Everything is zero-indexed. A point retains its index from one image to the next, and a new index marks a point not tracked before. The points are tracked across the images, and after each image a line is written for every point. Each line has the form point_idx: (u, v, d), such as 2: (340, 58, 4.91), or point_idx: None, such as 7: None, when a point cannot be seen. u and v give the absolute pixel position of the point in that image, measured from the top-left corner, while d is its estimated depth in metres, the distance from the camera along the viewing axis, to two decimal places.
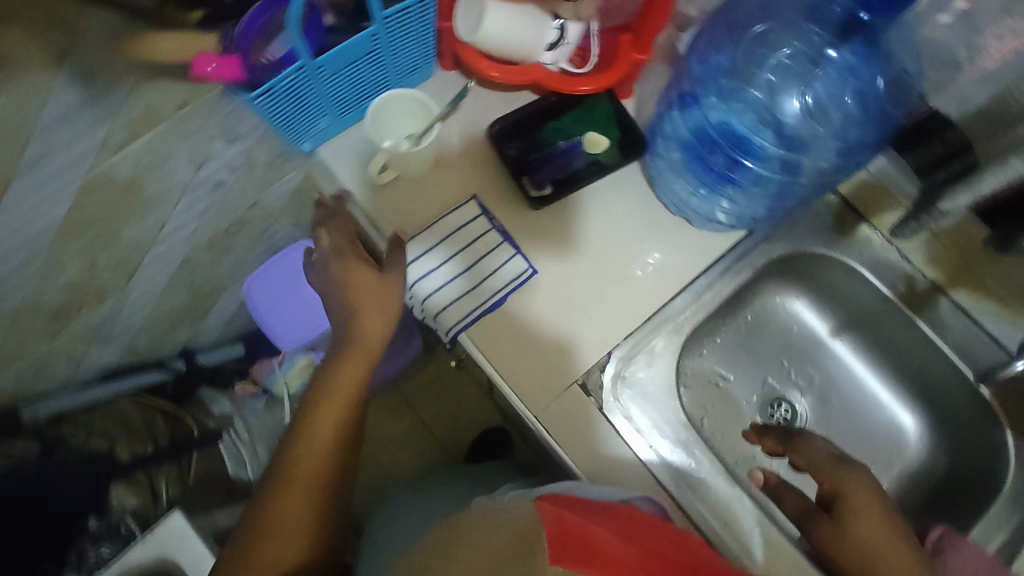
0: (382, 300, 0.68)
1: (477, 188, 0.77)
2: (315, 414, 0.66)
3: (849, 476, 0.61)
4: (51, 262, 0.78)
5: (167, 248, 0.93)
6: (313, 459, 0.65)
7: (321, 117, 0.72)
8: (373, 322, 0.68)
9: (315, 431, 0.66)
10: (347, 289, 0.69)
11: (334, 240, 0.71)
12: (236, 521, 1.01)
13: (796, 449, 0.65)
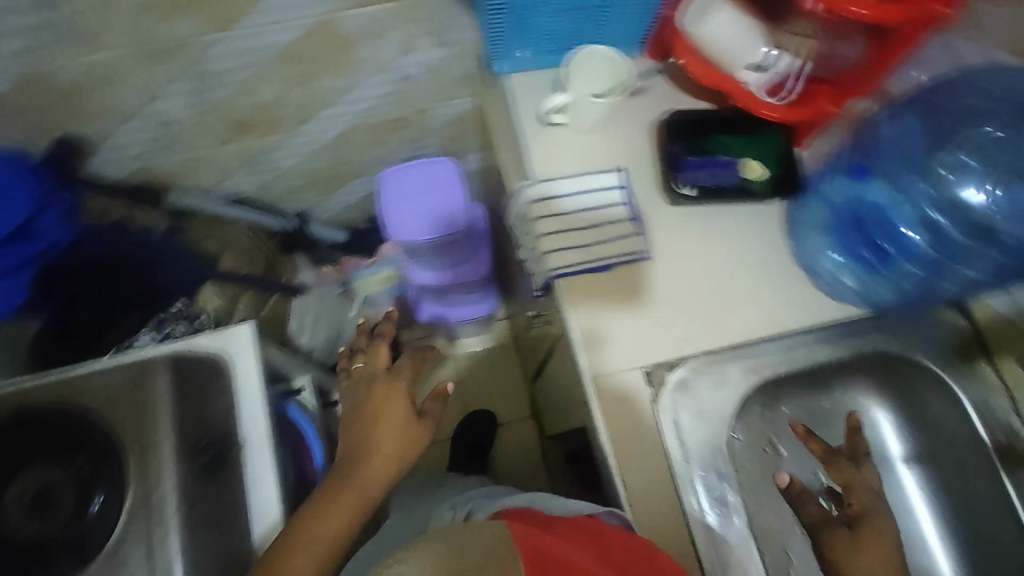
0: (409, 433, 0.81)
1: (628, 163, 0.80)
2: (326, 508, 0.74)
3: (875, 510, 0.71)
4: (257, 77, 0.90)
5: (341, 115, 1.03)
6: (324, 536, 0.72)
7: (528, 44, 0.79)
8: (400, 428, 0.81)
9: (330, 511, 0.74)
10: (375, 409, 0.82)
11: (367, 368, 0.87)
12: (281, 369, 1.08)
13: (851, 482, 0.73)
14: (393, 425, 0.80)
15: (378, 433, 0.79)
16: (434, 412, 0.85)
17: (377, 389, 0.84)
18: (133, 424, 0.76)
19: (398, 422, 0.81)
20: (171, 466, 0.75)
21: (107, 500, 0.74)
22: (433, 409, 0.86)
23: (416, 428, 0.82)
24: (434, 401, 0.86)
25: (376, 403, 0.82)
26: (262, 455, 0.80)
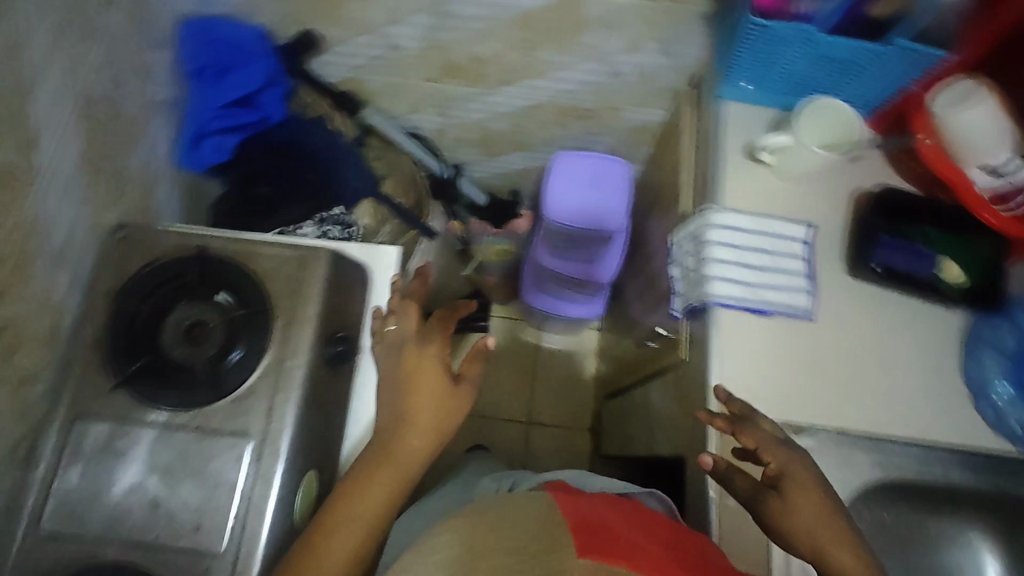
0: (448, 400, 0.81)
1: (818, 221, 0.78)
2: (370, 482, 0.75)
3: (793, 461, 0.65)
4: (488, 32, 0.95)
5: (542, 88, 1.06)
6: (370, 507, 0.74)
7: (761, 79, 0.79)
8: (441, 401, 0.81)
9: (371, 486, 0.75)
10: (410, 377, 0.82)
11: (402, 334, 0.85)
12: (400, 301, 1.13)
13: (742, 430, 0.65)
14: (440, 389, 0.81)
15: (414, 406, 0.79)
16: (472, 377, 0.85)
17: (418, 355, 0.83)
18: (292, 297, 0.82)
19: (432, 388, 0.81)
20: (311, 345, 0.80)
21: (251, 351, 0.79)
22: (468, 374, 0.85)
23: (455, 395, 0.82)
24: (472, 364, 0.87)
25: (416, 373, 0.82)
26: (372, 369, 0.88)
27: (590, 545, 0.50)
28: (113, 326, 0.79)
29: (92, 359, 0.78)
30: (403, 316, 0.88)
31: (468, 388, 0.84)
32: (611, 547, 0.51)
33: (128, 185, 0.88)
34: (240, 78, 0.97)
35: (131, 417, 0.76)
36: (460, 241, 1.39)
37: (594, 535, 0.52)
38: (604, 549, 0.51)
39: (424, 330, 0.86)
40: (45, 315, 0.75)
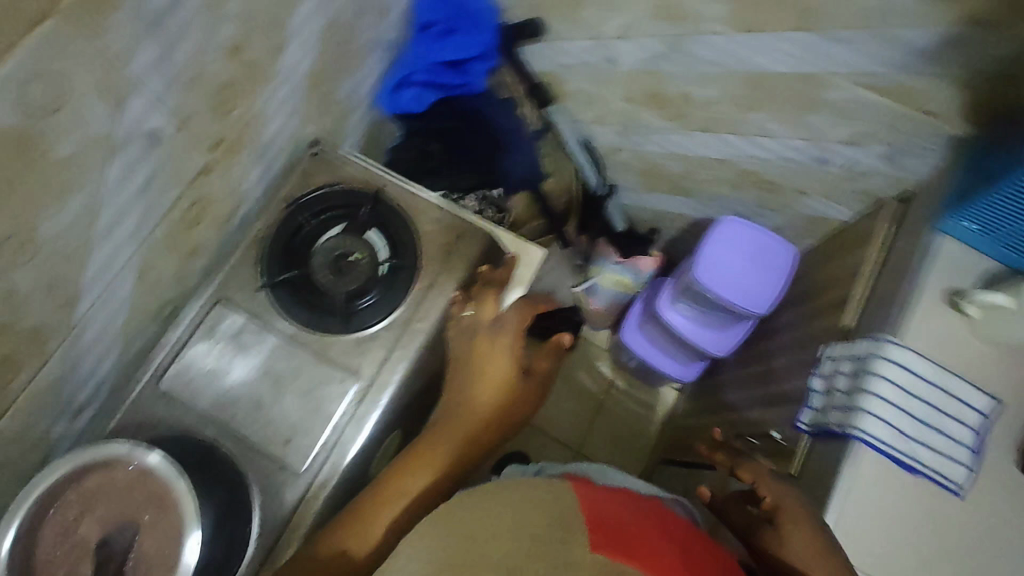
0: (517, 392, 0.81)
1: (1003, 398, 0.70)
2: (419, 465, 0.74)
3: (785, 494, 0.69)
4: (705, 80, 0.91)
5: (735, 147, 1.02)
6: (414, 492, 0.72)
7: (996, 226, 0.72)
8: (510, 399, 0.81)
9: (421, 469, 0.74)
10: (483, 358, 0.81)
11: (478, 316, 0.82)
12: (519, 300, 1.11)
13: (744, 469, 0.75)
14: (513, 382, 0.81)
15: (481, 389, 0.80)
16: (538, 373, 0.86)
17: (497, 346, 0.82)
18: (440, 266, 0.83)
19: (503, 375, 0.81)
20: (440, 317, 0.81)
21: (387, 302, 0.81)
22: (538, 370, 0.86)
23: (524, 387, 0.83)
24: (541, 361, 0.87)
25: (492, 365, 0.81)
26: None
27: (603, 539, 0.52)
28: (278, 229, 0.84)
29: (250, 257, 0.83)
30: (481, 300, 0.82)
31: (534, 384, 0.86)
32: (623, 540, 0.53)
33: (328, 108, 0.93)
34: (462, 42, 1.00)
35: (265, 320, 0.80)
36: (580, 261, 1.40)
37: (607, 529, 0.54)
38: (617, 545, 0.52)
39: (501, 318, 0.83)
40: (229, 203, 0.81)
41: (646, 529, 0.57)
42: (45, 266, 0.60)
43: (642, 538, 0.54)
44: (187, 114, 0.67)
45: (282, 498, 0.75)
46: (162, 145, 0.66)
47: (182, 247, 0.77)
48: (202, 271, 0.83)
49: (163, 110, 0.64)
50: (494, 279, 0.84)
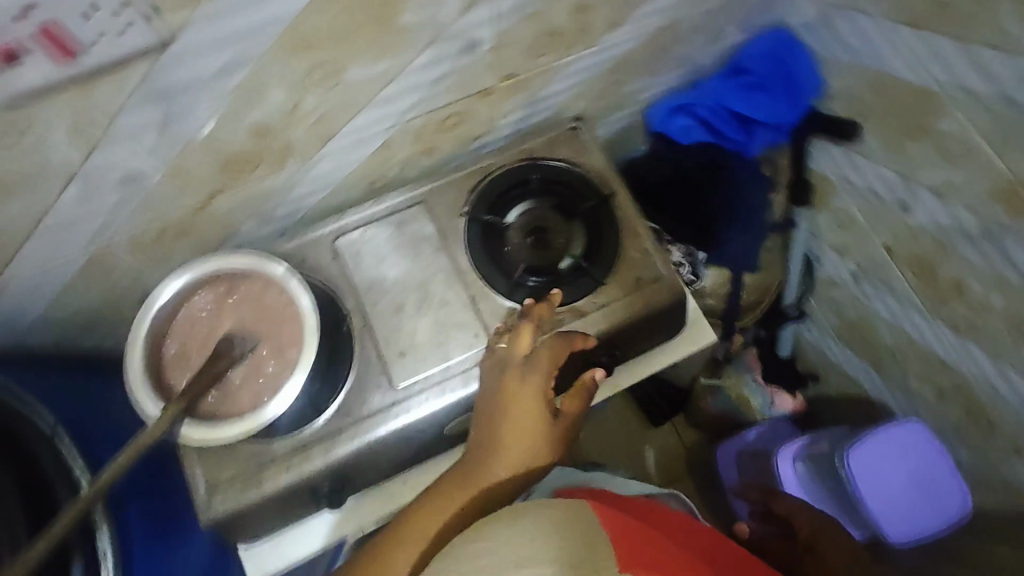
0: (540, 436, 0.67)
1: None
2: (441, 505, 0.62)
3: None
4: (999, 285, 0.77)
5: (978, 365, 0.86)
6: (436, 533, 0.60)
7: None
8: (529, 442, 0.66)
9: (440, 510, 0.62)
10: (503, 392, 0.68)
11: (506, 350, 0.72)
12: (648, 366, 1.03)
13: None
14: (534, 423, 0.66)
15: (500, 431, 0.66)
16: (566, 413, 0.70)
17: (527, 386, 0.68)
18: (618, 295, 0.79)
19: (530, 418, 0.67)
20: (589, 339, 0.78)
21: (553, 295, 0.79)
22: (567, 410, 0.71)
23: (549, 430, 0.67)
24: (572, 399, 0.72)
25: (515, 401, 0.67)
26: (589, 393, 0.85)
27: (632, 557, 0.50)
28: (504, 173, 0.84)
29: (467, 183, 0.84)
30: (516, 333, 0.73)
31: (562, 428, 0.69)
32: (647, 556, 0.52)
33: (609, 96, 0.91)
34: (766, 104, 0.94)
35: (445, 244, 0.81)
36: (721, 357, 1.21)
37: (631, 545, 0.52)
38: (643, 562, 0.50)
39: (534, 353, 0.70)
40: (480, 129, 0.82)
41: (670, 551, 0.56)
42: (330, 105, 0.64)
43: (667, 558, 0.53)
44: (506, 42, 0.68)
45: (368, 399, 0.75)
46: (472, 57, 0.67)
47: (423, 144, 0.80)
48: (422, 172, 0.85)
49: (493, 29, 0.65)
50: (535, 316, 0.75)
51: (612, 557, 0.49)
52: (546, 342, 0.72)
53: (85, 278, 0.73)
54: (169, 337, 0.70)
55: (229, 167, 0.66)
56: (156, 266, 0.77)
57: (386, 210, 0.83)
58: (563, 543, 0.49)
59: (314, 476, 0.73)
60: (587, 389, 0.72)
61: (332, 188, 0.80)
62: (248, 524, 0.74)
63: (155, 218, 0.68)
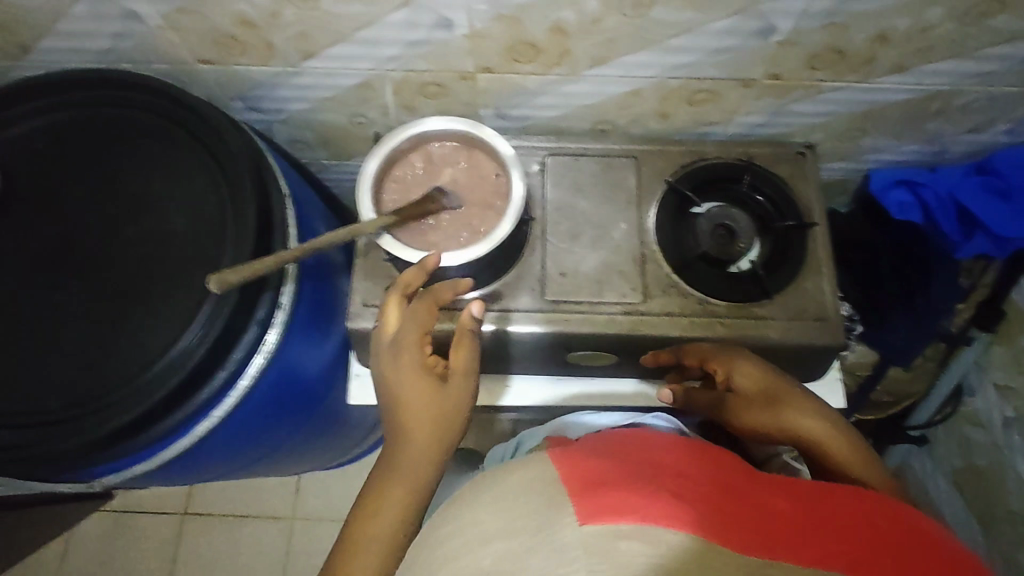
0: (438, 406, 0.66)
1: None
2: (381, 494, 0.64)
3: None
4: None
5: None
6: (390, 517, 0.63)
7: None
8: (436, 432, 0.65)
9: (383, 499, 0.64)
10: (389, 372, 0.67)
11: (388, 328, 0.70)
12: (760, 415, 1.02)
13: None
14: (426, 397, 0.65)
15: (402, 411, 0.65)
16: (458, 369, 0.68)
17: (408, 367, 0.66)
18: (778, 315, 0.81)
19: (420, 388, 0.65)
20: (732, 338, 0.80)
21: (718, 287, 0.82)
22: (456, 367, 0.68)
23: (445, 394, 0.66)
24: (460, 351, 0.69)
25: (405, 384, 0.65)
26: None
27: (595, 502, 0.43)
28: (720, 162, 0.86)
29: (683, 158, 0.88)
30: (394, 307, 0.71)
31: (462, 393, 0.67)
32: (621, 492, 0.43)
33: (845, 140, 0.91)
34: (999, 212, 0.88)
35: (639, 200, 0.85)
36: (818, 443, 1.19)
37: (599, 487, 0.44)
38: (616, 504, 0.42)
39: (405, 326, 0.68)
40: (717, 116, 0.86)
41: (681, 484, 0.46)
42: (622, 31, 0.70)
43: (658, 488, 0.44)
44: (795, 41, 0.71)
45: (518, 297, 0.81)
46: (759, 42, 0.71)
47: (663, 107, 0.85)
48: (644, 132, 0.90)
49: (795, 24, 0.68)
50: (410, 281, 0.70)
51: (570, 508, 0.42)
52: (418, 311, 0.69)
53: (348, 96, 0.85)
54: (401, 165, 0.77)
55: (511, 51, 0.74)
56: (399, 113, 0.88)
57: (600, 151, 0.88)
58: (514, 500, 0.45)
59: (447, 337, 0.80)
60: (469, 333, 0.70)
61: (566, 112, 0.87)
62: (378, 350, 0.83)
63: (429, 69, 0.78)
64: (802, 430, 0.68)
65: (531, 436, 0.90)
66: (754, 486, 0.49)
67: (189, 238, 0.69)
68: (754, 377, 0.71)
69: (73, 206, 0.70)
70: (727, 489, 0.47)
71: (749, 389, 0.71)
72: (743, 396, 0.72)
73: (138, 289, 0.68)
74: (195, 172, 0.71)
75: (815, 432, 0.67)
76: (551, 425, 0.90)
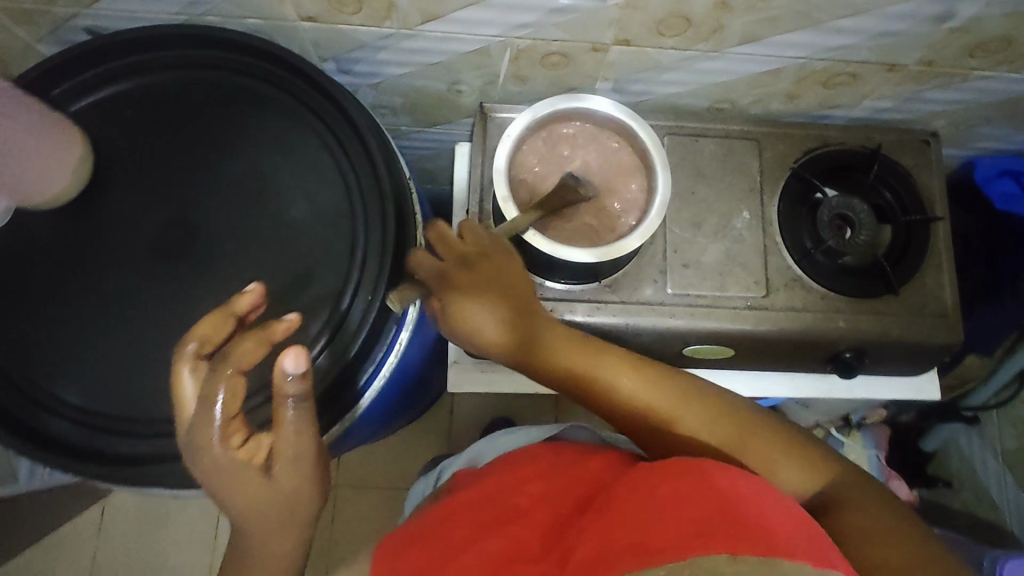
0: (273, 493, 0.50)
1: None
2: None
3: None
4: None
5: None
6: None
7: None
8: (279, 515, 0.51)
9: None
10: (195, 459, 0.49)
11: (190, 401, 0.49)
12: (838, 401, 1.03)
13: None
14: (251, 491, 0.49)
15: (230, 504, 0.50)
16: (284, 457, 0.49)
17: (221, 459, 0.48)
18: (898, 314, 0.80)
19: (242, 478, 0.49)
20: (856, 333, 0.79)
21: (845, 280, 0.79)
22: (283, 454, 0.49)
23: (273, 483, 0.50)
24: (287, 430, 0.49)
25: (222, 483, 0.49)
26: (809, 385, 0.86)
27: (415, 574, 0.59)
28: (843, 149, 0.83)
29: (804, 143, 0.84)
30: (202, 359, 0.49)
31: (304, 479, 0.51)
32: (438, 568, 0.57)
33: (961, 128, 0.88)
34: None
35: (760, 188, 0.82)
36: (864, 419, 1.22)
37: None
38: None
39: (198, 406, 0.47)
40: (845, 100, 0.82)
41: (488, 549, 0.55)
42: (791, 9, 0.64)
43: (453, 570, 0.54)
44: (966, 29, 0.67)
45: (640, 289, 0.78)
46: (931, 28, 0.66)
47: (794, 88, 0.80)
48: (761, 112, 0.86)
49: (978, 10, 0.64)
50: (212, 334, 0.50)
51: None
52: (219, 392, 0.46)
53: (458, 62, 0.77)
54: (531, 143, 0.71)
55: (661, 25, 0.67)
56: (509, 82, 0.81)
57: (719, 131, 0.83)
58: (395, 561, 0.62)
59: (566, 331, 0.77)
60: (293, 401, 0.48)
61: (687, 89, 0.81)
62: None
63: (561, 38, 0.71)
64: (601, 387, 0.62)
65: (451, 465, 0.85)
66: (558, 519, 0.56)
67: (318, 228, 0.63)
68: (534, 351, 0.62)
69: (186, 188, 0.63)
70: (534, 536, 0.55)
71: (545, 356, 0.62)
72: (543, 372, 0.63)
73: (269, 286, 0.62)
74: (316, 153, 0.64)
75: (574, 361, 0.63)
76: (466, 454, 0.85)
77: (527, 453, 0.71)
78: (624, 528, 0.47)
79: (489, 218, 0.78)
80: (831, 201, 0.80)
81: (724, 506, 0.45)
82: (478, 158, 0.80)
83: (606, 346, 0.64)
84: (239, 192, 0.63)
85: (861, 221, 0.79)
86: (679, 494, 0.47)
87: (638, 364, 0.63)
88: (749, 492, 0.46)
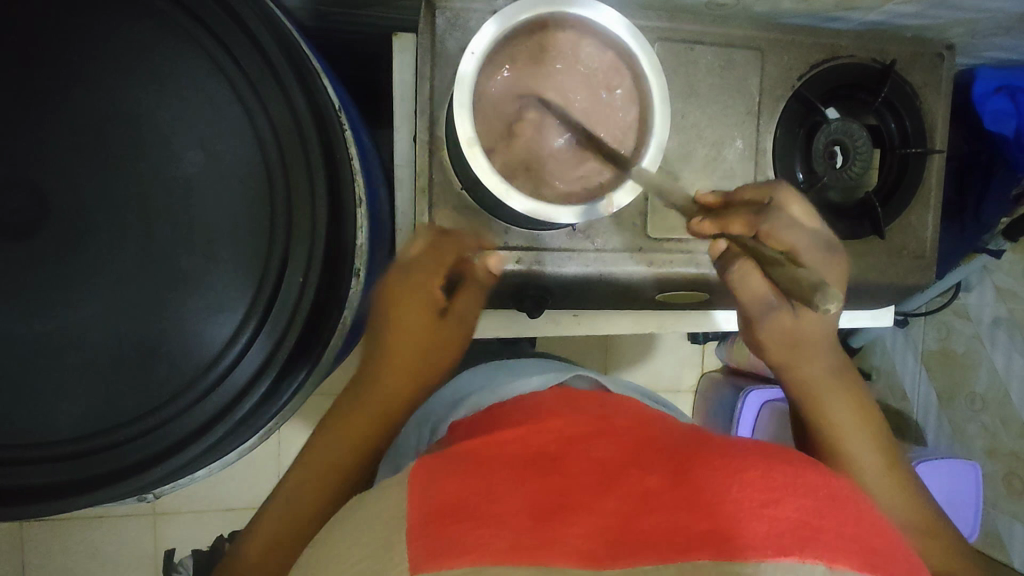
0: (428, 353, 0.58)
1: None
2: (354, 409, 0.57)
3: None
4: None
5: None
6: (352, 430, 0.56)
7: None
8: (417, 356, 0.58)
9: (354, 414, 0.57)
10: (394, 317, 0.57)
11: (413, 271, 0.56)
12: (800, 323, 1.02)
13: None
14: (417, 343, 0.57)
15: (401, 352, 0.57)
16: (455, 331, 0.59)
17: (421, 313, 0.57)
18: (880, 252, 0.75)
19: (422, 338, 0.57)
20: None
21: (828, 217, 0.72)
22: (453, 329, 0.59)
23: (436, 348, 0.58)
24: (462, 312, 0.59)
25: (405, 325, 0.57)
26: None
27: (438, 538, 0.34)
28: (853, 63, 0.73)
29: (811, 55, 0.71)
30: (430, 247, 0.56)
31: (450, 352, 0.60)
32: (469, 527, 0.34)
33: (979, 38, 0.77)
34: None
35: (758, 111, 0.71)
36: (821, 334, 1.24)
37: (444, 515, 0.35)
38: (461, 529, 0.34)
39: (419, 275, 0.56)
40: (866, 2, 0.66)
41: (549, 479, 0.39)
42: None
43: (506, 495, 0.37)
44: None
45: (616, 235, 0.69)
46: None
47: None
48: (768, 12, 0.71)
49: None
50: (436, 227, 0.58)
51: (405, 547, 0.34)
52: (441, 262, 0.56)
53: None
54: (499, 64, 0.56)
55: None
56: None
57: (718, 38, 0.69)
58: (377, 522, 0.37)
59: (527, 280, 0.69)
60: (475, 294, 0.59)
61: None
62: None
63: None
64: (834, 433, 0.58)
65: (450, 416, 0.63)
66: (625, 455, 0.41)
67: (220, 185, 0.48)
68: (818, 383, 0.58)
69: (25, 137, 0.46)
70: (602, 467, 0.40)
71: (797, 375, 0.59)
72: (790, 391, 0.60)
73: (162, 266, 0.48)
74: (208, 82, 0.47)
75: (828, 398, 0.58)
76: (467, 401, 0.63)
77: (568, 395, 0.53)
78: (689, 502, 0.36)
79: (442, 149, 0.63)
80: (832, 125, 0.70)
81: (811, 500, 0.37)
82: (426, 68, 0.63)
83: (870, 414, 0.59)
84: (104, 141, 0.47)
85: (857, 151, 0.70)
86: (763, 476, 0.37)
87: (869, 416, 0.59)
88: (836, 486, 0.39)
